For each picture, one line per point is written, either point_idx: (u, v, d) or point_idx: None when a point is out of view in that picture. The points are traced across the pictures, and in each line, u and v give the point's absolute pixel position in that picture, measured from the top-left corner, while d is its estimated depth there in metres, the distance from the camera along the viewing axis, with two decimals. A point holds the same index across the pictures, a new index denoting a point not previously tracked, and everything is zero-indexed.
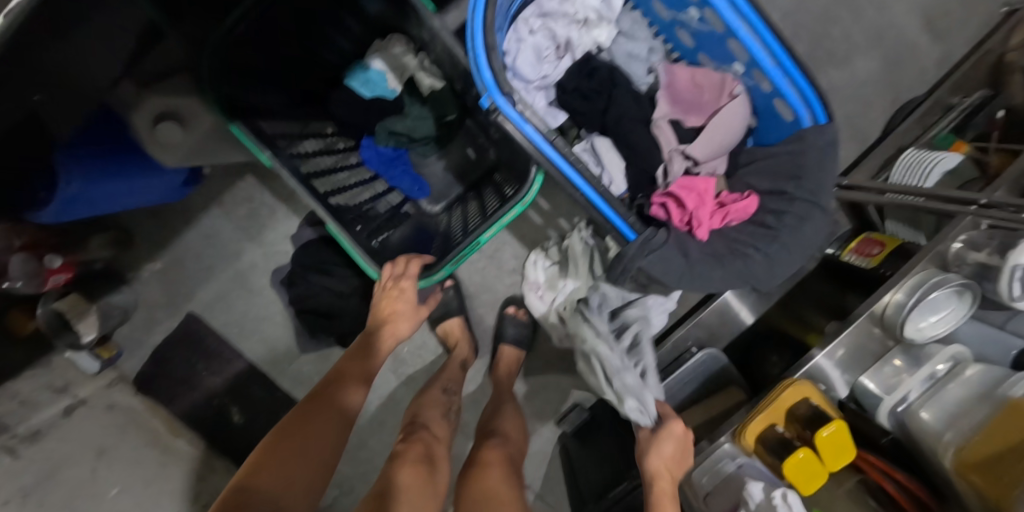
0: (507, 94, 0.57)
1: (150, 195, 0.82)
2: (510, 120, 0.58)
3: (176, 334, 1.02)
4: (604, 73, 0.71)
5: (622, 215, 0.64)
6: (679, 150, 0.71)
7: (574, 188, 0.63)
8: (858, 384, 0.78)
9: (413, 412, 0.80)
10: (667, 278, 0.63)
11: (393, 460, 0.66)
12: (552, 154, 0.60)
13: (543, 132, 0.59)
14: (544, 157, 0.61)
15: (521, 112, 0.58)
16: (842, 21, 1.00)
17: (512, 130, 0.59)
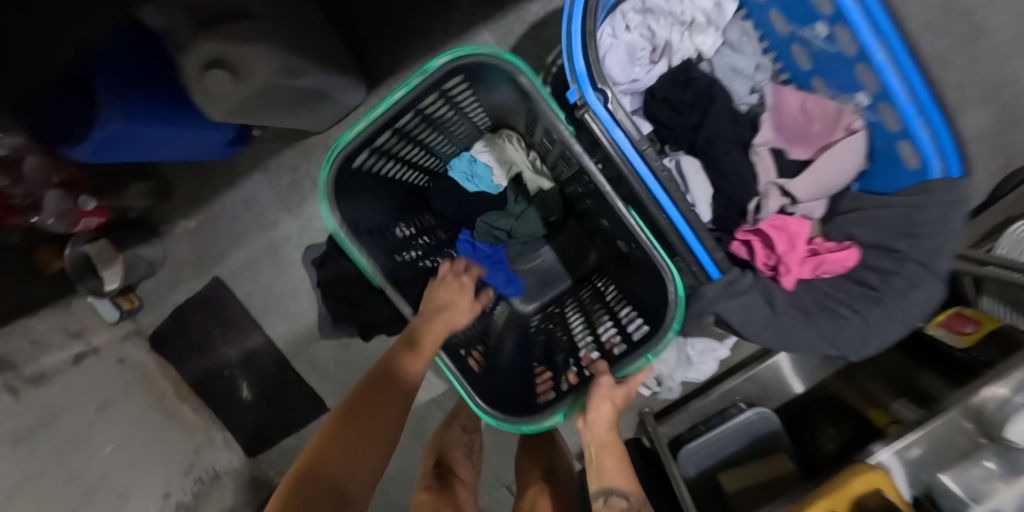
0: (599, 89, 0.52)
1: (196, 148, 0.79)
2: (599, 120, 0.53)
3: (198, 296, 0.98)
4: (701, 83, 0.63)
5: (710, 249, 0.55)
6: (778, 184, 0.62)
7: (656, 206, 0.55)
8: (936, 481, 0.65)
9: (436, 451, 0.76)
10: (746, 327, 0.55)
11: None
12: (638, 165, 0.53)
13: (634, 137, 0.53)
14: (628, 166, 0.54)
15: (612, 112, 0.52)
16: (963, 66, 0.87)
17: (598, 132, 0.53)
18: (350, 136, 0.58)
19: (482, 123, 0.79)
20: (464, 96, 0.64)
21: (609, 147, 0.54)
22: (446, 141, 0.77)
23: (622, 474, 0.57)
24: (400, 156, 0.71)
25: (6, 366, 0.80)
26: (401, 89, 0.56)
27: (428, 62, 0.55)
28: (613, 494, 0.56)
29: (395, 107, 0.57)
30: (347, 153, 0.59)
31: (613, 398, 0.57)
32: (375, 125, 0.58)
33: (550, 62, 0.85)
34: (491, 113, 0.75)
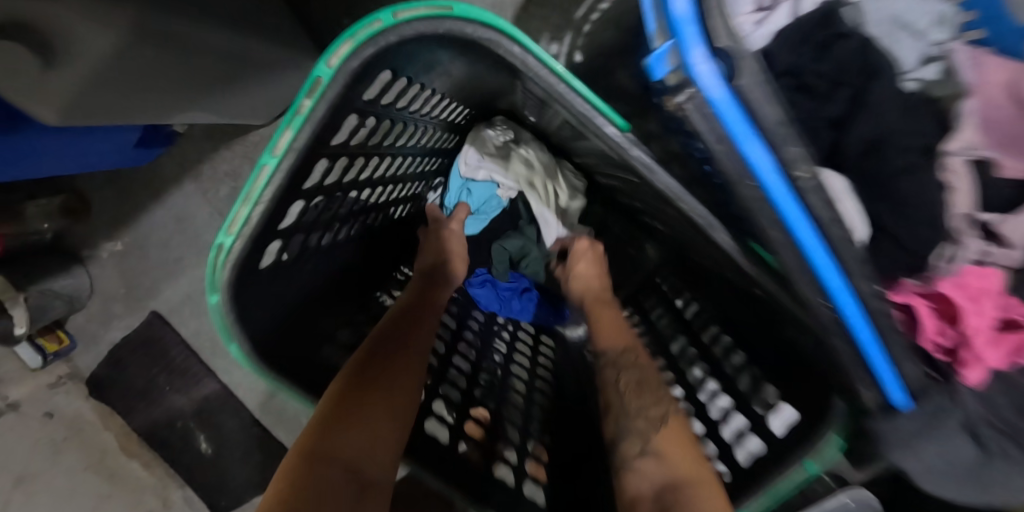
0: (723, 46, 0.21)
1: (89, 161, 0.56)
2: (717, 117, 0.22)
3: (136, 336, 0.78)
4: (854, 44, 0.38)
5: (901, 365, 0.28)
6: (981, 220, 0.36)
7: (809, 290, 0.27)
8: None
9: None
10: (927, 477, 0.33)
11: None
12: (791, 214, 0.24)
13: (780, 160, 0.23)
14: (773, 222, 0.25)
15: (751, 106, 0.22)
16: None
17: (712, 150, 0.24)
18: (223, 240, 0.30)
19: (450, 114, 0.52)
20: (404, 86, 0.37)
21: (733, 177, 0.24)
22: (409, 149, 0.49)
23: (617, 334, 0.49)
24: (342, 215, 0.44)
25: None
26: (286, 126, 0.27)
27: (314, 64, 0.26)
28: (607, 363, 0.46)
29: (288, 162, 0.28)
30: (241, 268, 0.31)
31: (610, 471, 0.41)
32: (266, 207, 0.29)
33: (582, 18, 0.60)
34: (468, 92, 0.48)
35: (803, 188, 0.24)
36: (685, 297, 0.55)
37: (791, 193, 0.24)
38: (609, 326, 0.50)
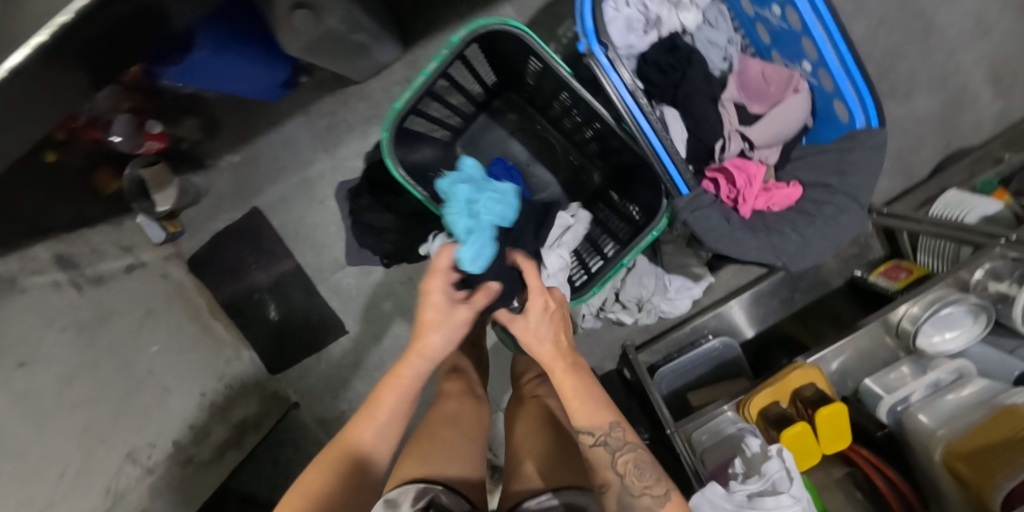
0: (601, 41, 0.67)
1: (253, 85, 0.93)
2: (601, 66, 0.68)
3: (236, 225, 1.10)
4: (683, 51, 0.78)
5: (681, 171, 0.71)
6: (739, 130, 0.78)
7: (642, 136, 0.71)
8: (863, 386, 0.79)
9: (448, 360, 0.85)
10: (707, 235, 0.71)
11: (439, 395, 0.77)
12: (629, 101, 0.68)
13: (628, 83, 0.68)
14: (623, 105, 0.69)
15: (611, 60, 0.67)
16: (910, 58, 0.98)
17: (600, 76, 0.69)
18: (399, 105, 0.71)
19: (488, 80, 0.92)
20: (476, 56, 0.79)
21: (608, 88, 0.69)
22: (463, 97, 0.90)
23: (594, 409, 0.52)
24: (433, 121, 0.86)
25: (73, 266, 0.92)
26: (434, 60, 0.69)
27: (451, 36, 0.69)
28: (582, 431, 0.52)
29: (433, 74, 0.70)
30: (399, 119, 0.72)
31: (549, 325, 0.56)
32: (418, 92, 0.71)
33: (562, 33, 0.99)
34: (498, 68, 0.89)
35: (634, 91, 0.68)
36: (613, 196, 0.97)
37: (626, 89, 0.68)
38: (565, 390, 0.53)
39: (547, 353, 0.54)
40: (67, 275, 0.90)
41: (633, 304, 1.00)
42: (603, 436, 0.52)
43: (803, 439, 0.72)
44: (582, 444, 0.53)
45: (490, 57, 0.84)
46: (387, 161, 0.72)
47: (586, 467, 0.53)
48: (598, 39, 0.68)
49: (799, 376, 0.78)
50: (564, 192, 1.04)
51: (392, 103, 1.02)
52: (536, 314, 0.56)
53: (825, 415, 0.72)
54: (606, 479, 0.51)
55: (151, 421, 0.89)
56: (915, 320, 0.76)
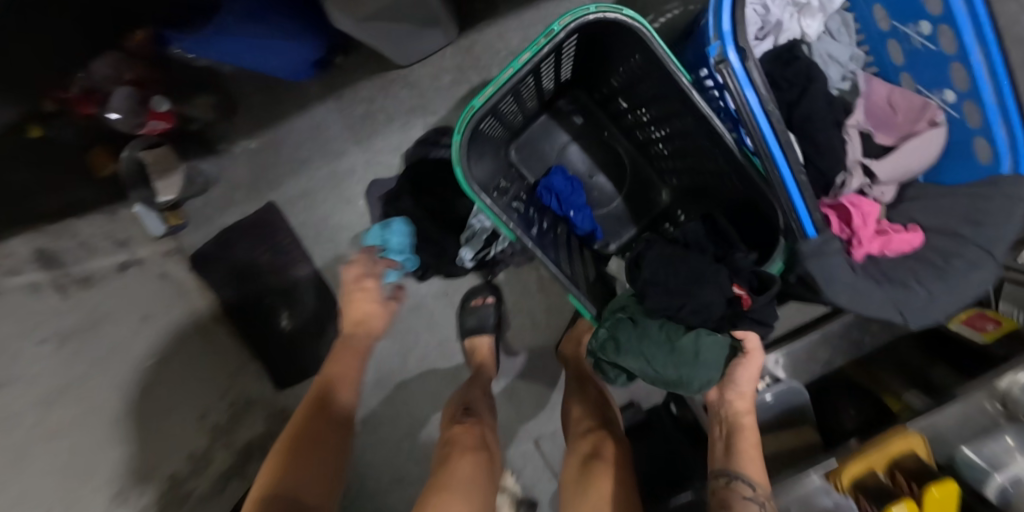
0: (741, 48, 0.55)
1: (281, 61, 0.79)
2: (735, 77, 0.56)
3: (249, 220, 0.97)
4: (802, 64, 0.67)
5: (812, 208, 0.60)
6: (862, 162, 0.67)
7: (770, 163, 0.59)
8: (958, 455, 0.73)
9: (461, 400, 0.81)
10: (829, 285, 0.60)
11: (450, 444, 0.69)
12: (761, 123, 0.57)
13: (764, 101, 0.57)
14: (752, 125, 0.58)
15: (748, 72, 0.56)
16: None
17: (731, 89, 0.57)
18: (479, 101, 0.60)
19: (564, 78, 0.81)
20: (569, 47, 0.67)
21: (737, 105, 0.57)
22: (535, 93, 0.78)
23: (757, 469, 0.60)
24: (502, 117, 0.74)
25: (56, 263, 0.77)
26: (527, 51, 0.58)
27: (552, 23, 0.58)
28: (739, 479, 0.58)
29: (524, 68, 0.59)
30: (476, 119, 0.61)
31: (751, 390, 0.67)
32: (504, 88, 0.60)
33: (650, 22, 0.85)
34: (579, 65, 0.78)
35: (768, 107, 0.57)
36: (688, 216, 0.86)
37: (759, 103, 0.57)
38: (744, 438, 0.63)
39: (745, 400, 0.66)
40: (49, 276, 0.75)
41: None
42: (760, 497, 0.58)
43: None
44: (734, 492, 0.57)
45: (579, 51, 0.72)
46: (456, 163, 0.62)
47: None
48: (733, 45, 0.56)
49: (901, 445, 0.70)
50: (628, 210, 0.93)
51: (439, 92, 0.90)
52: (748, 367, 0.65)
53: (935, 496, 0.64)
54: None
55: (145, 451, 0.75)
56: None
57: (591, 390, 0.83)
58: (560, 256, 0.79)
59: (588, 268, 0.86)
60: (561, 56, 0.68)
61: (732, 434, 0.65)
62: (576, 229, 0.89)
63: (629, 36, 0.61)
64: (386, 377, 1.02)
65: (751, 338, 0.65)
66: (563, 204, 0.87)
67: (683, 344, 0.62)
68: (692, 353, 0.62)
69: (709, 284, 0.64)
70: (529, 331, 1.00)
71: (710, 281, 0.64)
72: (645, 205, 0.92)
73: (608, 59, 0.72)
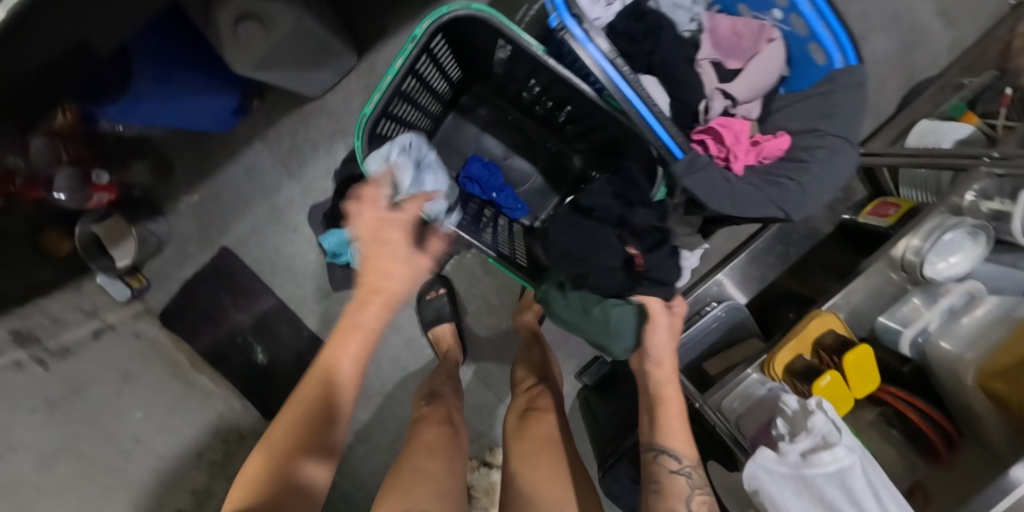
0: (575, 13, 0.63)
1: (200, 117, 0.86)
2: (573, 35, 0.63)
3: (207, 268, 1.04)
4: (651, 18, 0.75)
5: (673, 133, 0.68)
6: (720, 89, 0.77)
7: (629, 104, 0.68)
8: (878, 325, 0.79)
9: (428, 385, 0.85)
10: (708, 196, 0.68)
11: (418, 421, 0.74)
12: (609, 71, 0.65)
13: (606, 52, 0.65)
14: (603, 74, 0.66)
15: (585, 30, 0.64)
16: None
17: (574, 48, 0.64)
18: (369, 109, 0.67)
19: (453, 77, 0.88)
20: (441, 46, 0.74)
21: (585, 60, 0.65)
22: (431, 96, 0.86)
23: (684, 441, 0.62)
24: (404, 121, 0.81)
25: (31, 340, 0.82)
26: (399, 57, 0.65)
27: (414, 28, 0.65)
28: (666, 452, 0.61)
29: (400, 71, 0.66)
30: (371, 124, 0.68)
31: (671, 342, 0.71)
32: (387, 93, 0.67)
33: (520, 18, 0.96)
34: (462, 62, 0.85)
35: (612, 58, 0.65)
36: (596, 172, 0.93)
37: (600, 54, 0.65)
38: (669, 411, 0.65)
39: (665, 372, 0.69)
40: (27, 352, 0.80)
41: None
42: (687, 467, 0.60)
43: (835, 390, 0.71)
44: (660, 466, 0.60)
45: (455, 49, 0.79)
46: (365, 169, 0.70)
47: (654, 488, 0.59)
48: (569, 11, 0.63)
49: (818, 325, 0.77)
50: (547, 181, 1.02)
51: (353, 113, 0.99)
52: (657, 330, 0.71)
53: (852, 360, 0.72)
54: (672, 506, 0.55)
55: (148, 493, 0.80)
56: (918, 252, 0.77)
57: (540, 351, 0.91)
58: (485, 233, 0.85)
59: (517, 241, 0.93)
60: (435, 56, 0.75)
61: (653, 407, 0.67)
62: (503, 209, 0.97)
63: (489, 24, 0.68)
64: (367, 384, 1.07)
65: (651, 301, 0.71)
66: (484, 189, 0.96)
67: (596, 314, 0.73)
68: (604, 322, 0.72)
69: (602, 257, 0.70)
70: (485, 313, 1.08)
71: (607, 247, 0.70)
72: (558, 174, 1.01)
73: (480, 50, 0.80)
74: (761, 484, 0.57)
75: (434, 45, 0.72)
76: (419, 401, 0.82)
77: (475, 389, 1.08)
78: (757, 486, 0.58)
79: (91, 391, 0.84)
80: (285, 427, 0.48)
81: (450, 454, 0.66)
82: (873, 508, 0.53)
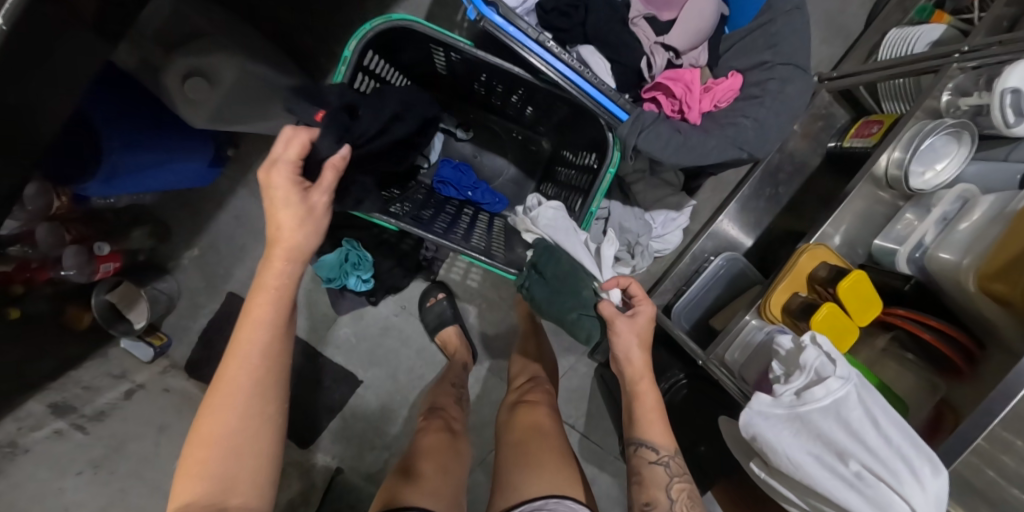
0: (489, 2, 0.64)
1: (181, 177, 0.92)
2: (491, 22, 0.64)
3: (218, 315, 1.09)
4: None
5: (613, 98, 0.68)
6: (659, 42, 0.75)
7: (563, 78, 0.68)
8: (876, 248, 0.80)
9: (430, 400, 0.87)
10: (661, 151, 0.68)
11: (419, 432, 0.78)
12: (536, 49, 0.66)
13: (529, 32, 0.65)
14: (531, 53, 0.66)
15: (503, 15, 0.64)
16: None
17: (496, 34, 0.65)
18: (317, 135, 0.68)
19: (407, 89, 0.89)
20: (379, 61, 0.75)
21: (510, 44, 0.66)
22: None
23: (663, 432, 0.61)
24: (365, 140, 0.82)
25: (68, 410, 0.89)
26: (335, 80, 0.67)
27: (343, 50, 0.67)
28: (644, 445, 0.60)
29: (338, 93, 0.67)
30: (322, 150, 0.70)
31: (641, 341, 0.65)
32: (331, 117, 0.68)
33: (461, 19, 0.98)
34: (410, 72, 0.86)
35: (536, 36, 0.65)
36: (564, 152, 0.92)
37: (522, 34, 0.65)
38: (644, 405, 0.62)
39: (637, 368, 0.64)
40: (66, 421, 0.87)
41: (624, 252, 0.91)
42: (665, 456, 0.60)
43: (834, 320, 0.69)
44: (640, 459, 0.60)
45: (397, 62, 0.81)
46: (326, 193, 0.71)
47: (635, 479, 0.60)
48: None
49: (809, 260, 0.76)
50: (520, 170, 1.02)
51: None
52: (624, 333, 0.65)
53: (846, 288, 0.69)
54: (652, 497, 0.58)
55: None
56: (901, 165, 0.75)
57: (533, 347, 0.93)
58: (462, 232, 0.84)
59: (501, 233, 0.93)
60: (377, 72, 0.77)
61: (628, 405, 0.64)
62: (482, 205, 0.97)
63: (415, 31, 0.70)
64: (387, 399, 1.10)
65: (606, 306, 0.65)
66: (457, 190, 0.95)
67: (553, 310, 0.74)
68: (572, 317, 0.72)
69: (563, 269, 0.73)
70: (486, 310, 1.09)
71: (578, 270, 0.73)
72: (530, 162, 1.01)
73: (420, 57, 0.80)
74: (758, 429, 0.56)
75: (371, 62, 0.73)
76: (421, 415, 0.84)
77: (492, 386, 1.09)
78: (754, 433, 0.56)
79: (130, 448, 0.89)
80: (229, 433, 0.46)
81: (446, 462, 0.70)
82: (874, 438, 0.51)
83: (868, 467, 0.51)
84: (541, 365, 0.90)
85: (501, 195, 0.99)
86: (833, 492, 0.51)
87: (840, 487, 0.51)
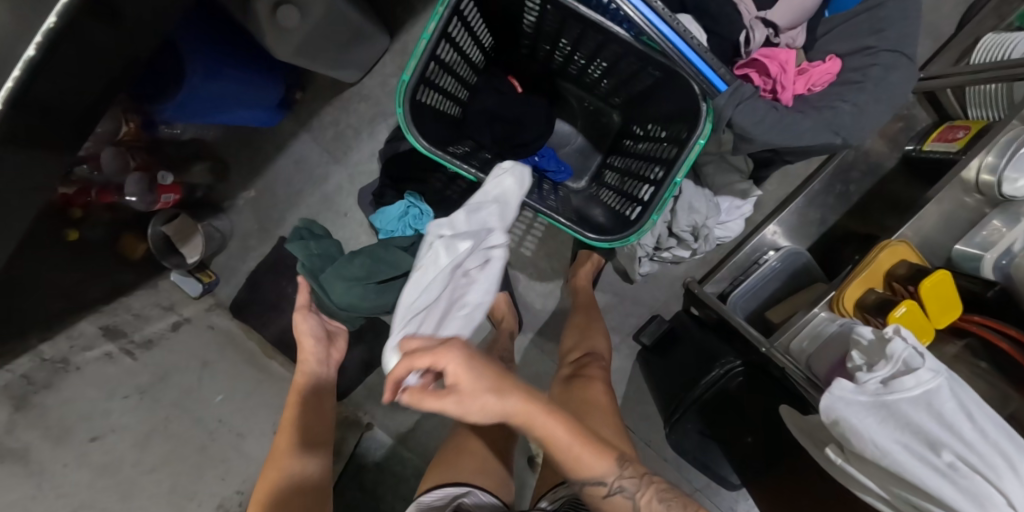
0: None
1: (249, 114, 0.91)
2: None
3: (268, 259, 1.09)
4: None
5: (715, 66, 0.66)
6: (760, 17, 0.73)
7: (663, 40, 0.64)
8: (955, 252, 0.77)
9: None
10: (755, 127, 0.66)
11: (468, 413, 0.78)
12: (644, 10, 0.62)
13: None
14: (635, 12, 0.62)
15: None
16: None
17: None
18: (407, 75, 0.67)
19: (486, 45, 0.88)
20: (470, 9, 0.74)
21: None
22: (468, 67, 0.86)
23: (599, 461, 0.48)
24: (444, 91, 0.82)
25: (119, 334, 0.90)
26: (431, 20, 0.65)
27: None
28: (590, 485, 0.49)
29: (433, 35, 0.66)
30: (410, 91, 0.69)
31: (493, 393, 0.39)
32: (423, 58, 0.67)
33: None
34: (492, 26, 0.85)
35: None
36: (637, 126, 0.91)
37: None
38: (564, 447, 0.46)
39: (524, 415, 0.43)
40: (116, 344, 0.88)
41: (688, 233, 0.90)
42: (618, 477, 0.50)
43: (913, 319, 0.67)
44: (595, 495, 0.50)
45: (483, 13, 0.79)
46: (409, 136, 0.70)
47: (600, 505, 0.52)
48: None
49: (889, 256, 0.74)
50: (588, 141, 1.01)
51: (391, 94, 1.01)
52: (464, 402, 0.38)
53: (928, 287, 0.67)
54: None
55: (233, 468, 0.86)
56: (994, 170, 0.73)
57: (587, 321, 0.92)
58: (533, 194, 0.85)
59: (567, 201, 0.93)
60: (466, 20, 0.75)
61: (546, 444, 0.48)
62: (546, 172, 0.97)
63: None
64: None
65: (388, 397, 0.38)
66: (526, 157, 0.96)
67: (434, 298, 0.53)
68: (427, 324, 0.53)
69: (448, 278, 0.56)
70: (536, 281, 1.08)
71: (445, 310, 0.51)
72: (597, 135, 1.00)
73: (508, 9, 0.79)
74: (840, 415, 0.55)
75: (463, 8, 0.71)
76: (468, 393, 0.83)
77: (532, 358, 1.09)
78: (835, 417, 0.55)
79: (175, 379, 0.90)
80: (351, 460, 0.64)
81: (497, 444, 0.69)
82: (968, 430, 0.50)
83: (961, 458, 0.49)
84: (594, 340, 0.88)
85: (567, 164, 0.99)
86: (921, 483, 0.49)
87: (932, 478, 0.49)
